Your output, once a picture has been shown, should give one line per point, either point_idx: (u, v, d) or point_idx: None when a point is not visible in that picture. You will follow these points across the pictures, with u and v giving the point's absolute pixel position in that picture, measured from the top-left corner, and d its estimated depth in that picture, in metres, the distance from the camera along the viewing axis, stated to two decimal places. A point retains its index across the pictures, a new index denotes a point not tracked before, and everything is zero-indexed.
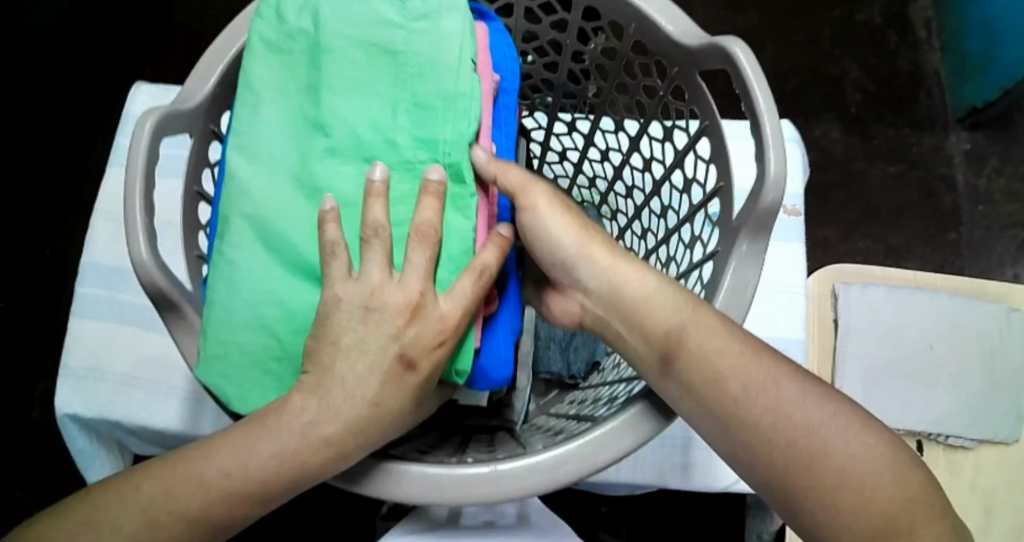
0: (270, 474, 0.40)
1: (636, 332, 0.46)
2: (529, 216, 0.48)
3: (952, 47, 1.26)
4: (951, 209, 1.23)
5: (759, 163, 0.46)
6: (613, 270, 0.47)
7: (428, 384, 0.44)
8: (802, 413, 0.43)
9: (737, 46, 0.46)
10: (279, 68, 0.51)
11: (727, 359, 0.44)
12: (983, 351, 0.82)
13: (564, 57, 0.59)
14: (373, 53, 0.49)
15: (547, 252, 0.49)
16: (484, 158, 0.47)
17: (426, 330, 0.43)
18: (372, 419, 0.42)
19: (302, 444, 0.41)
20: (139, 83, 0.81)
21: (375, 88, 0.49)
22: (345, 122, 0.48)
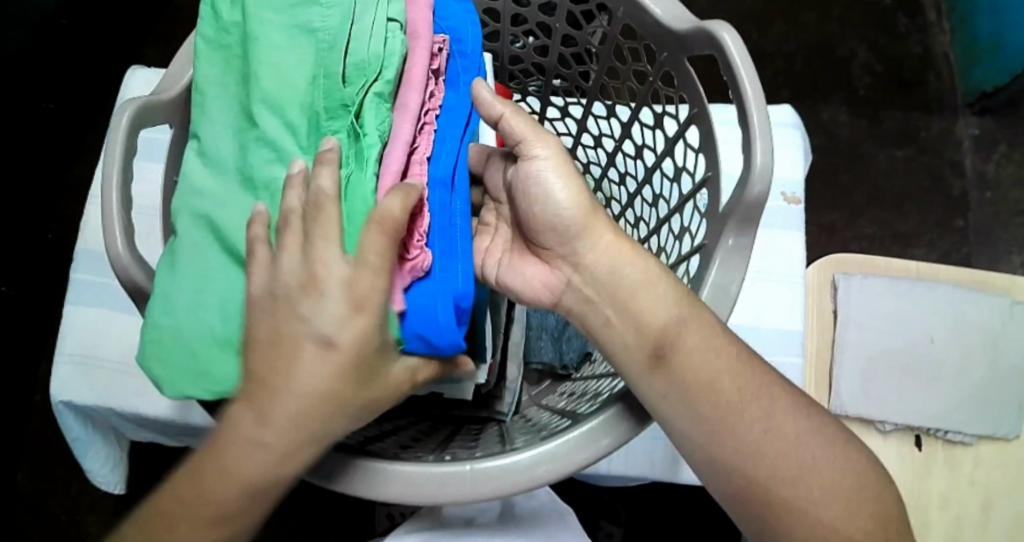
0: (237, 503, 0.41)
1: (625, 318, 0.46)
2: (532, 169, 0.47)
3: (964, 29, 1.23)
4: (959, 195, 1.21)
5: (746, 154, 0.44)
6: (616, 250, 0.46)
7: (357, 363, 0.41)
8: (793, 423, 0.46)
9: (725, 32, 0.44)
10: (213, 62, 0.50)
11: (724, 360, 0.45)
12: (984, 345, 0.81)
13: (553, 41, 0.58)
14: (297, 36, 0.48)
15: (547, 216, 0.47)
16: (489, 94, 0.46)
17: (333, 303, 0.40)
18: (296, 407, 0.40)
19: (255, 467, 0.41)
20: (133, 67, 0.80)
21: (302, 66, 0.47)
22: (273, 103, 0.47)
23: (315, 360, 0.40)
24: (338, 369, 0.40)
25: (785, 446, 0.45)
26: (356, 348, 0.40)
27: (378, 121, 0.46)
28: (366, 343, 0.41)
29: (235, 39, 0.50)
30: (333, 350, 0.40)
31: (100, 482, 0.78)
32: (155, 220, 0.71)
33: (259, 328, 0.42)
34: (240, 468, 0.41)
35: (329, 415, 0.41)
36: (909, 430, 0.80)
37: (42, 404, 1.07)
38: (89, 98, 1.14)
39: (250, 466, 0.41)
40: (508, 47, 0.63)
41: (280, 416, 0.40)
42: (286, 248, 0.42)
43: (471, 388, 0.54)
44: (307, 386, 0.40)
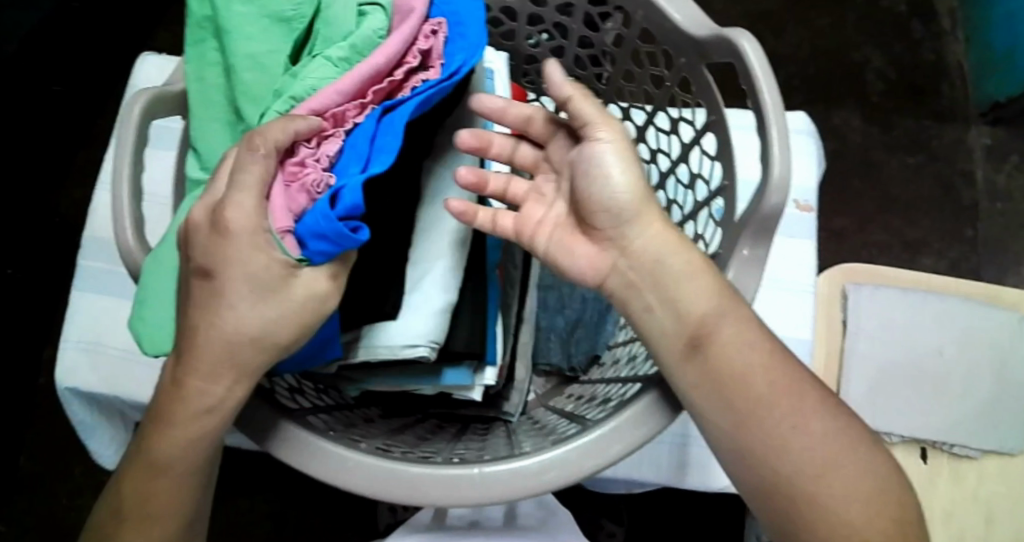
0: (181, 447, 0.42)
1: (671, 310, 0.45)
2: (594, 149, 0.46)
3: (979, 38, 1.22)
4: (969, 205, 1.20)
5: (763, 164, 0.44)
6: (664, 237, 0.46)
7: (235, 285, 0.40)
8: (816, 419, 0.44)
9: (745, 39, 0.44)
10: (191, 55, 0.50)
11: (746, 356, 0.44)
12: (993, 359, 0.80)
13: (571, 42, 0.58)
14: (271, 26, 0.48)
15: (601, 197, 0.46)
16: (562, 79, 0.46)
17: (204, 234, 0.41)
18: (194, 333, 0.41)
19: (190, 405, 0.41)
20: (145, 54, 0.79)
21: (280, 57, 0.48)
22: (255, 92, 0.47)
23: (208, 289, 0.41)
24: (236, 292, 0.40)
25: (810, 441, 0.43)
26: (232, 272, 0.40)
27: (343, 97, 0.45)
28: (243, 267, 0.40)
29: (211, 32, 0.49)
30: (223, 272, 0.40)
31: (102, 460, 0.75)
32: (164, 209, 0.71)
33: (184, 273, 0.42)
34: (179, 409, 0.42)
35: (230, 344, 0.40)
36: (915, 441, 0.80)
37: (45, 388, 1.08)
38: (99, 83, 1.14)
39: (186, 405, 0.42)
40: (522, 46, 0.62)
41: (194, 345, 0.41)
42: (210, 192, 0.42)
43: (478, 388, 0.54)
44: (213, 314, 0.40)
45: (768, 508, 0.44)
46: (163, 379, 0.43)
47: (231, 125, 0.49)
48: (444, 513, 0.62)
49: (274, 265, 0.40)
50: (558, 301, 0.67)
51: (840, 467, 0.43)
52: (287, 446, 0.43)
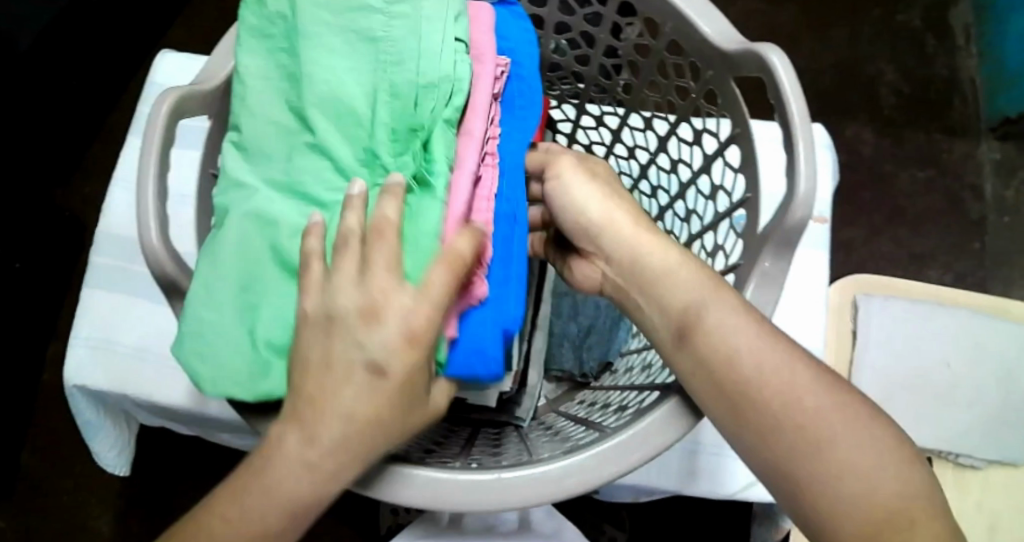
0: (278, 527, 0.39)
1: (653, 300, 0.44)
2: (554, 186, 0.49)
3: (993, 54, 1.22)
4: (977, 219, 1.20)
5: (789, 178, 0.44)
6: (637, 242, 0.45)
7: (409, 391, 0.40)
8: (812, 396, 0.40)
9: (774, 54, 0.44)
10: (260, 56, 0.50)
11: (743, 337, 0.41)
12: (1002, 374, 0.80)
13: (596, 51, 0.58)
14: (352, 39, 0.48)
15: (571, 221, 0.48)
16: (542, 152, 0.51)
17: (392, 332, 0.40)
18: (347, 431, 0.39)
19: (299, 489, 0.39)
20: (164, 51, 0.80)
21: (358, 74, 0.48)
22: (328, 108, 0.47)
23: (367, 380, 0.39)
24: (387, 395, 0.39)
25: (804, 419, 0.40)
26: (406, 377, 0.40)
27: (445, 150, 0.46)
28: (417, 371, 0.40)
29: (282, 33, 0.50)
30: (398, 376, 0.40)
31: (107, 466, 0.78)
32: (183, 207, 0.71)
33: (314, 348, 0.41)
34: (288, 487, 0.39)
35: (382, 438, 0.40)
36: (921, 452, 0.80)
37: (49, 381, 1.08)
38: (113, 80, 1.14)
39: (296, 487, 0.39)
40: (546, 54, 0.63)
41: (328, 437, 0.39)
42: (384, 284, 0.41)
43: (493, 395, 0.54)
44: (360, 411, 0.39)
45: (780, 486, 0.40)
46: (266, 457, 0.39)
47: (289, 132, 0.49)
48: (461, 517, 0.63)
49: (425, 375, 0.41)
50: (572, 308, 0.68)
51: (835, 443, 0.39)
52: None
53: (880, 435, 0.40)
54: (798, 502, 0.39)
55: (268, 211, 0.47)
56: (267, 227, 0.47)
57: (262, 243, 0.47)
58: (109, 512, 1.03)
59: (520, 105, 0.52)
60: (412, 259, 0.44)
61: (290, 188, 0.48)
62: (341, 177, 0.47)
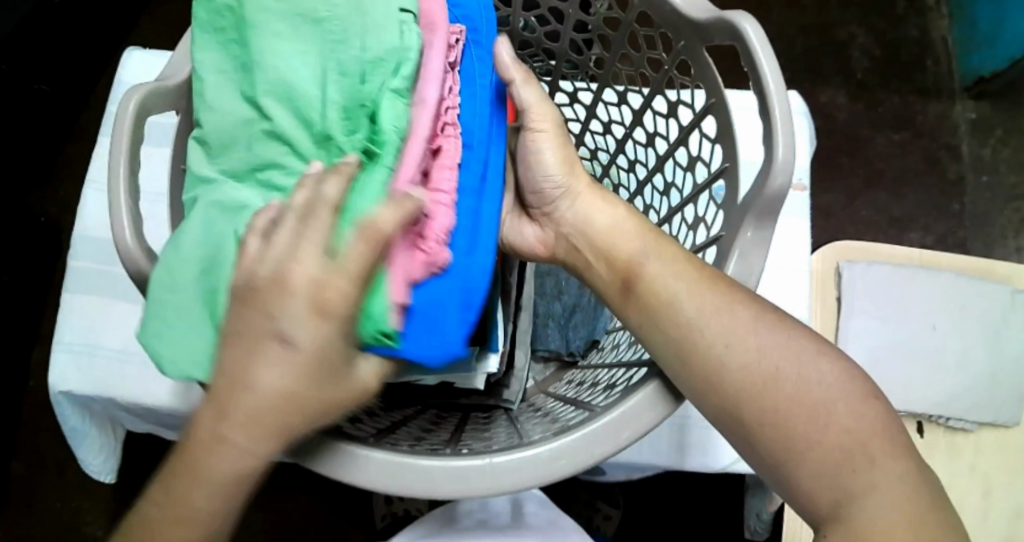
0: (207, 506, 0.39)
1: (602, 257, 0.48)
2: (529, 141, 0.51)
3: (963, 13, 1.22)
4: (956, 179, 1.21)
5: (767, 146, 0.44)
6: (591, 204, 0.50)
7: (322, 366, 0.38)
8: (754, 338, 0.44)
9: (746, 21, 0.44)
10: (211, 49, 0.49)
11: (682, 282, 0.45)
12: (986, 334, 0.81)
13: (566, 25, 0.57)
14: (298, 23, 0.47)
15: (536, 179, 0.51)
16: (508, 57, 0.48)
17: (298, 302, 0.37)
18: (259, 408, 0.38)
19: (222, 471, 0.38)
20: (130, 48, 0.78)
21: (308, 57, 0.47)
22: (279, 92, 0.47)
23: (275, 352, 0.37)
24: (299, 368, 0.37)
25: (750, 358, 0.43)
26: (317, 349, 0.38)
27: (390, 116, 0.44)
28: (333, 343, 0.38)
29: (232, 24, 0.49)
30: (305, 346, 0.37)
31: (93, 472, 0.77)
32: (157, 206, 0.70)
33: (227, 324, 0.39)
34: (211, 467, 0.38)
35: (296, 411, 0.38)
36: (911, 416, 0.81)
37: (35, 388, 1.07)
38: (81, 80, 1.12)
39: (218, 463, 0.38)
40: (517, 33, 0.62)
41: (242, 410, 0.38)
42: (298, 261, 0.38)
43: (480, 376, 0.54)
44: (273, 385, 0.37)
45: (729, 423, 0.44)
46: (186, 437, 0.39)
47: (244, 120, 0.48)
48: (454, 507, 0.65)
49: (347, 346, 0.39)
50: (557, 287, 0.68)
51: (782, 381, 0.43)
52: (312, 450, 0.42)
53: (815, 371, 0.43)
54: (756, 447, 0.43)
55: (232, 199, 0.47)
56: (233, 215, 0.46)
57: (225, 229, 0.45)
58: (102, 517, 1.02)
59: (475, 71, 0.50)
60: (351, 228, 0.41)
61: (253, 174, 0.48)
62: (299, 158, 0.47)
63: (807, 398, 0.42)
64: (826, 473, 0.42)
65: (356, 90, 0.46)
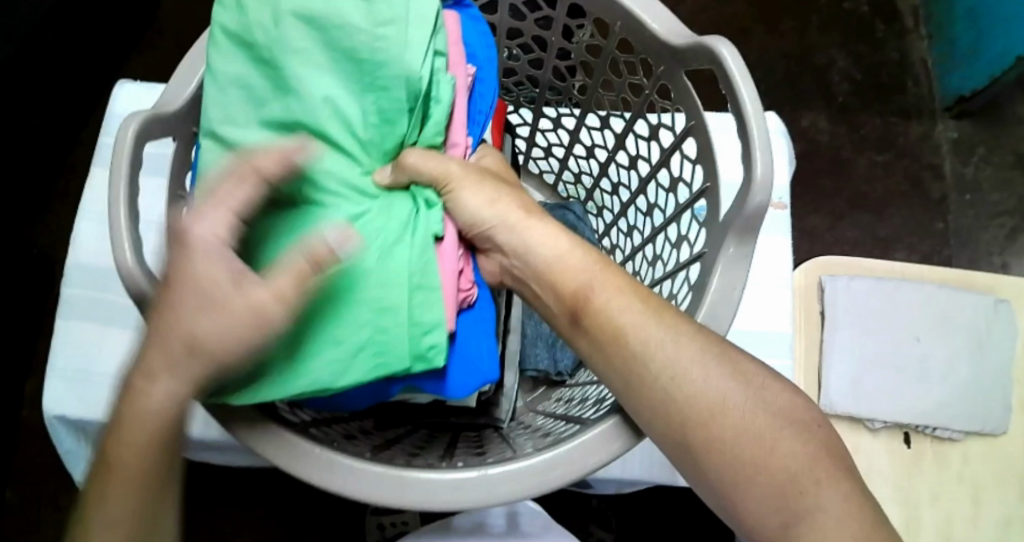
0: (122, 457, 0.39)
1: (549, 290, 0.46)
2: (450, 201, 0.49)
3: (942, 36, 1.26)
4: (939, 198, 1.23)
5: (747, 165, 0.46)
6: (527, 234, 0.47)
7: (201, 293, 0.40)
8: (702, 367, 0.42)
9: (723, 46, 0.46)
10: (243, 70, 0.49)
11: (629, 313, 0.43)
12: (970, 343, 0.83)
13: (550, 53, 0.59)
14: (339, 54, 0.49)
15: (467, 225, 0.49)
16: (389, 174, 0.50)
17: (174, 248, 0.40)
18: (153, 348, 0.40)
19: (131, 416, 0.40)
20: (121, 81, 0.80)
21: (346, 89, 0.49)
22: (318, 131, 0.49)
23: (164, 296, 0.40)
24: (178, 300, 0.40)
25: (694, 388, 0.42)
26: (184, 280, 0.40)
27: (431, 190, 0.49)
28: (206, 271, 0.40)
29: (264, 42, 0.49)
30: (178, 282, 0.40)
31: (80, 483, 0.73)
32: (152, 235, 0.71)
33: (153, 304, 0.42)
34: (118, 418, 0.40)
35: (178, 340, 0.40)
36: (898, 428, 0.81)
37: (27, 420, 1.07)
38: (74, 112, 1.13)
39: (149, 428, 0.40)
40: (501, 61, 0.64)
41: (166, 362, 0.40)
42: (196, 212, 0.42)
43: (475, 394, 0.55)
44: (187, 327, 0.39)
45: (677, 452, 0.42)
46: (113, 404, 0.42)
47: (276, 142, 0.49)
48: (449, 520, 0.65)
49: (227, 272, 0.40)
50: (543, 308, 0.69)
51: (728, 409, 0.41)
52: (308, 464, 0.43)
53: (769, 397, 0.42)
54: (706, 479, 0.42)
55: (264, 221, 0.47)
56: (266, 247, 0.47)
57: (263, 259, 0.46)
58: None
59: (475, 109, 0.54)
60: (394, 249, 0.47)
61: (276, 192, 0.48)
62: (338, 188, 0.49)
63: (756, 423, 0.41)
64: (771, 507, 0.40)
65: (397, 140, 0.50)
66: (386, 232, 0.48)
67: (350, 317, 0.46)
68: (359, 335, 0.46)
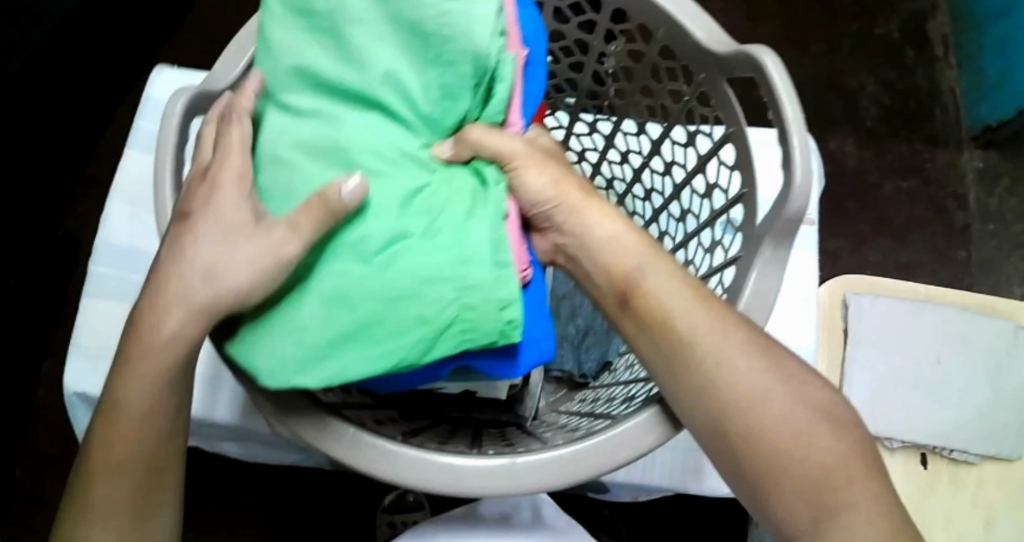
0: (148, 375, 0.44)
1: (601, 271, 0.47)
2: (513, 180, 0.48)
3: (971, 65, 1.26)
4: (962, 227, 1.23)
5: (785, 171, 0.46)
6: (585, 214, 0.48)
7: (206, 218, 0.44)
8: (744, 359, 0.43)
9: (765, 54, 0.46)
10: (300, 39, 0.47)
11: (677, 300, 0.44)
12: (990, 368, 0.82)
13: (591, 57, 0.60)
14: (403, 27, 0.46)
15: (527, 205, 0.48)
16: (450, 150, 0.47)
17: (194, 188, 0.46)
18: (171, 277, 0.44)
19: (153, 340, 0.43)
20: (160, 68, 0.82)
21: (407, 60, 0.46)
22: (379, 104, 0.46)
23: (180, 226, 0.45)
24: (197, 228, 0.44)
25: (737, 375, 0.42)
26: (201, 208, 0.45)
27: (493, 167, 0.47)
28: (230, 203, 0.44)
29: (325, 9, 0.46)
30: (197, 214, 0.45)
31: None
32: None
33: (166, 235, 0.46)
34: (138, 343, 0.44)
35: (190, 268, 0.43)
36: (915, 448, 0.81)
37: (45, 401, 1.09)
38: (108, 101, 1.15)
39: (164, 350, 0.43)
40: None
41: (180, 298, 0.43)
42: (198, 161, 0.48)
43: (504, 387, 0.56)
44: (202, 253, 0.43)
45: (712, 439, 0.43)
46: (129, 334, 0.45)
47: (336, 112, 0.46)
48: (475, 508, 0.65)
49: (248, 213, 0.44)
50: (569, 310, 0.70)
51: (769, 400, 0.42)
52: (346, 445, 0.44)
53: (811, 394, 0.43)
54: (742, 465, 0.42)
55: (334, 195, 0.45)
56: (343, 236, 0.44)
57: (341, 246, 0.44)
58: None
59: (526, 91, 0.52)
60: (468, 228, 0.44)
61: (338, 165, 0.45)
62: (408, 165, 0.46)
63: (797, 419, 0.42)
64: (806, 493, 0.41)
65: (459, 115, 0.48)
66: (458, 206, 0.45)
67: (433, 294, 0.43)
68: (445, 314, 0.43)
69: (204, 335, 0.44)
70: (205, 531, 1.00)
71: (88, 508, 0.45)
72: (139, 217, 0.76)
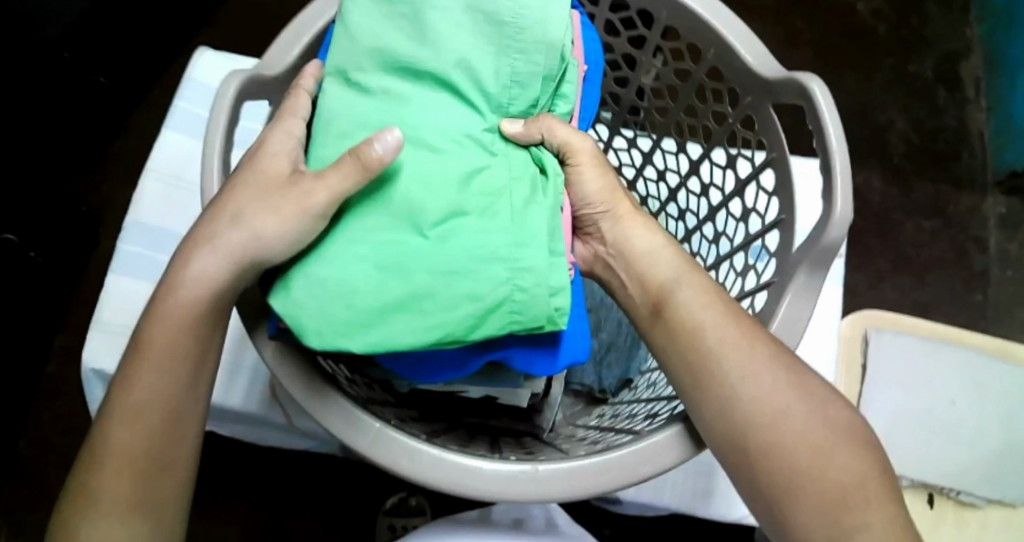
0: (176, 325, 0.44)
1: (636, 281, 0.47)
2: (571, 173, 0.48)
3: (1001, 111, 1.26)
4: (981, 271, 1.23)
5: (826, 201, 0.47)
6: (631, 225, 0.48)
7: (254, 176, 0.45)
8: (772, 380, 0.43)
9: (814, 83, 0.47)
10: (378, 19, 0.48)
11: (709, 314, 0.44)
12: (1004, 414, 0.82)
13: (637, 74, 0.60)
14: (480, 16, 0.47)
15: (578, 202, 0.49)
16: (518, 129, 0.47)
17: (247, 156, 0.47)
18: (207, 230, 0.44)
19: (185, 289, 0.44)
20: (202, 50, 0.83)
21: (481, 45, 0.47)
22: (448, 85, 0.46)
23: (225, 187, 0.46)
24: (241, 185, 0.45)
25: (765, 391, 0.43)
26: (248, 169, 0.46)
27: (553, 157, 0.47)
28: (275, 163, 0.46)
29: None
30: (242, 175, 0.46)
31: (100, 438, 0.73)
32: None
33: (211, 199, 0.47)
34: (170, 294, 0.44)
35: (224, 219, 0.44)
36: (924, 488, 0.81)
37: (52, 373, 1.09)
38: (141, 79, 1.16)
39: (196, 298, 0.44)
40: None
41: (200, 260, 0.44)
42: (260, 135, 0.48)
43: (525, 396, 0.56)
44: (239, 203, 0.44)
45: (731, 457, 0.43)
46: (161, 288, 0.45)
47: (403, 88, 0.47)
48: (488, 512, 0.65)
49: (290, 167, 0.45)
50: (594, 323, 0.69)
51: (790, 419, 0.43)
52: (371, 440, 0.44)
53: (833, 414, 0.43)
54: (760, 483, 0.43)
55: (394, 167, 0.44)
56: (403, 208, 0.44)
57: (401, 217, 0.44)
58: None
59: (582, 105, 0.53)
60: (527, 213, 0.44)
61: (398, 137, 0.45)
62: (470, 144, 0.46)
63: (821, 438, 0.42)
64: (823, 512, 0.42)
65: (527, 103, 0.48)
66: (516, 192, 0.45)
67: (487, 272, 0.43)
68: (497, 292, 0.43)
69: (230, 283, 0.44)
70: (205, 514, 1.00)
71: (97, 465, 0.45)
72: (170, 196, 0.76)
